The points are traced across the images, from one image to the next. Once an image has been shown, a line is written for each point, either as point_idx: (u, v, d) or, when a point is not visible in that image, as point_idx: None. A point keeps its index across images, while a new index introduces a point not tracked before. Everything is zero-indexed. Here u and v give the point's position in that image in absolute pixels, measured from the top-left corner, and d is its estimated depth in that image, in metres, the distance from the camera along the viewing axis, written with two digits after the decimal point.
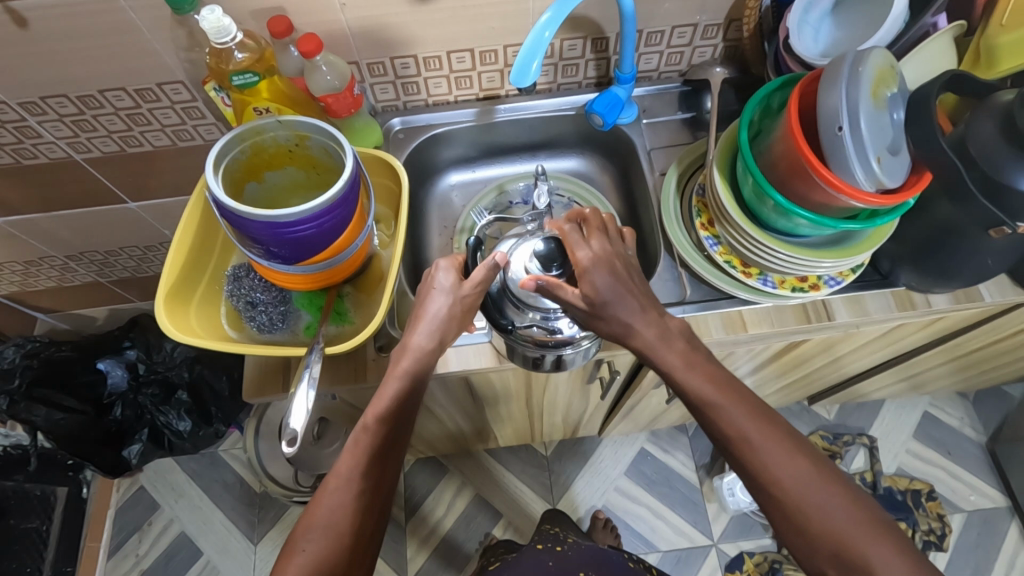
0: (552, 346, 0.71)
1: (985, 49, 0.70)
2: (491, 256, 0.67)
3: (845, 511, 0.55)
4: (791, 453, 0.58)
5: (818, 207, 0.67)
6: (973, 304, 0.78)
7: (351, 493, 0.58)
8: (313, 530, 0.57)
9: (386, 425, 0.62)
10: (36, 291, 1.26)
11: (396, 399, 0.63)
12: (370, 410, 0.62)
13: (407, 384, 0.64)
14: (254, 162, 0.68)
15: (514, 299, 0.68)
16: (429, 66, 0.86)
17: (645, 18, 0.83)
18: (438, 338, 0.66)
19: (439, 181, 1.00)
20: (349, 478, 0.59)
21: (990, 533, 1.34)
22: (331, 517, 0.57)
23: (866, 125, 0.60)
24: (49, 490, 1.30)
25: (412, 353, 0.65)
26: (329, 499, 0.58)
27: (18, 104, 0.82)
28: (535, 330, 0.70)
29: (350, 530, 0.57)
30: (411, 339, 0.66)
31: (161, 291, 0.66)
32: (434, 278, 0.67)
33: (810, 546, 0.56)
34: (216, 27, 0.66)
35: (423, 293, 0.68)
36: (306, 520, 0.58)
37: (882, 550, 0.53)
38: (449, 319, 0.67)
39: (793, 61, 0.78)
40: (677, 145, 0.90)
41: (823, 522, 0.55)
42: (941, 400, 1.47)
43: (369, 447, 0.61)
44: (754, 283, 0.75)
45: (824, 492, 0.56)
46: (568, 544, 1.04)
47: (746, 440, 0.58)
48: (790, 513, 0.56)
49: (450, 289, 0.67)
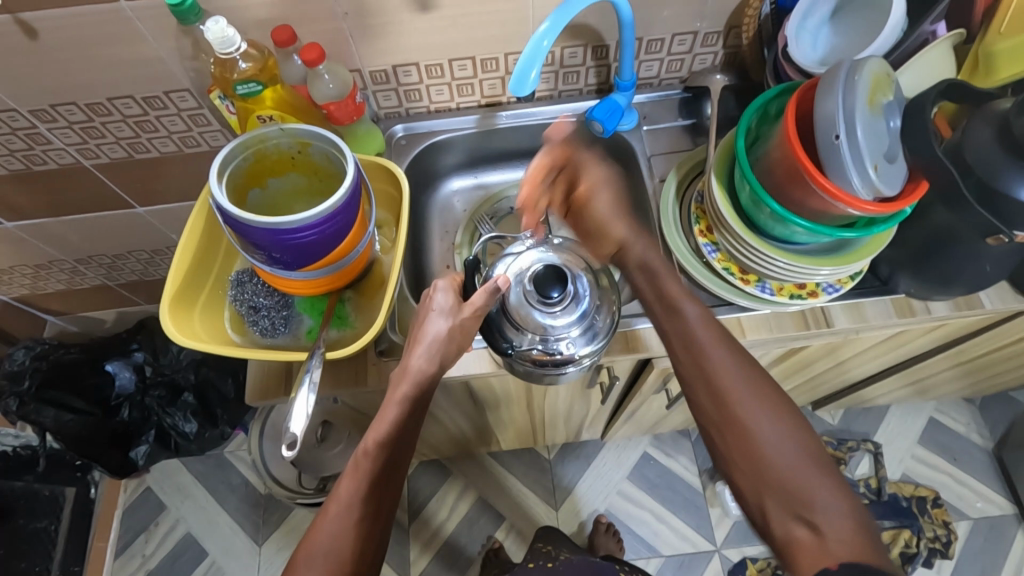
0: (552, 365, 0.72)
1: (984, 56, 0.70)
2: (492, 279, 0.71)
3: (793, 447, 0.59)
4: (769, 395, 0.62)
5: (815, 215, 0.68)
6: (973, 311, 0.78)
7: (352, 519, 0.59)
8: (314, 557, 0.57)
9: (387, 450, 0.62)
10: (46, 293, 1.28)
11: (396, 422, 0.64)
12: (369, 435, 0.63)
13: (406, 406, 0.65)
14: (256, 168, 0.69)
15: (514, 319, 0.71)
16: (430, 73, 0.87)
17: (645, 26, 0.84)
18: (438, 360, 0.67)
19: (440, 187, 1.01)
20: (351, 503, 0.60)
21: (997, 541, 1.33)
22: (332, 543, 0.58)
23: (861, 132, 0.61)
24: (57, 490, 1.31)
25: (411, 376, 0.66)
26: (330, 526, 0.58)
27: (29, 111, 0.83)
28: (535, 350, 0.71)
29: (353, 556, 0.58)
30: (409, 362, 0.66)
31: (166, 296, 0.67)
32: (433, 299, 0.68)
33: (759, 471, 0.59)
34: (221, 37, 0.67)
35: (421, 314, 0.69)
36: (307, 546, 0.58)
37: (824, 489, 0.56)
38: (448, 336, 0.67)
39: (792, 69, 0.78)
40: (677, 151, 0.91)
41: (774, 451, 0.59)
42: (946, 405, 1.46)
43: (370, 471, 0.61)
44: (752, 289, 0.76)
45: (777, 428, 0.60)
46: (559, 561, 1.06)
47: (726, 365, 0.63)
48: (745, 440, 0.60)
49: (449, 309, 0.68)
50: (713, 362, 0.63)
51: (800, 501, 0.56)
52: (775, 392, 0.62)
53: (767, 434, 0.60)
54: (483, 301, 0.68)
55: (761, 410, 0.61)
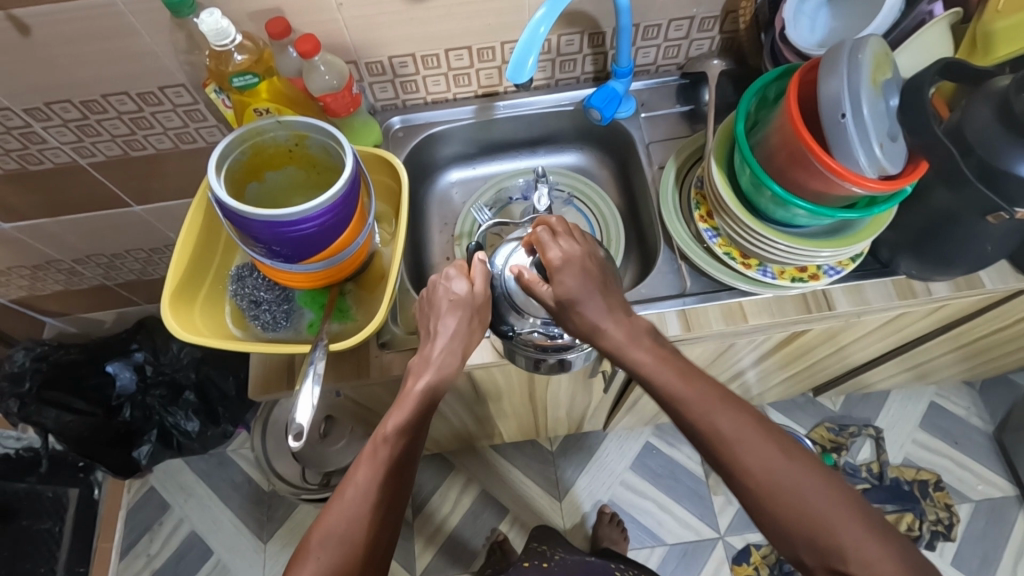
0: (553, 349, 0.73)
1: (982, 37, 0.69)
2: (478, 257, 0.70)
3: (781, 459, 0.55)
4: (749, 423, 0.57)
5: (817, 197, 0.68)
6: (974, 291, 0.78)
7: (368, 506, 0.58)
8: (327, 540, 0.56)
9: (405, 438, 0.61)
10: (44, 295, 1.27)
11: (416, 412, 0.63)
12: (388, 422, 0.62)
13: (426, 398, 0.64)
14: (254, 162, 0.69)
15: (515, 305, 0.70)
16: (427, 64, 0.87)
17: (642, 12, 0.83)
18: (460, 353, 0.67)
19: (439, 179, 1.01)
20: (368, 490, 0.58)
21: (998, 522, 1.34)
22: (346, 528, 0.56)
23: (867, 110, 0.60)
24: (61, 491, 1.31)
25: (434, 366, 0.65)
26: (345, 510, 0.57)
27: (22, 109, 0.83)
28: (536, 335, 0.71)
29: (366, 542, 0.57)
30: (430, 351, 0.66)
31: (166, 291, 0.67)
32: (448, 288, 0.68)
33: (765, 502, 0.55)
34: (216, 29, 0.67)
35: (435, 303, 0.68)
36: (319, 529, 0.57)
37: (825, 494, 0.54)
38: (466, 327, 0.67)
39: (789, 51, 0.78)
40: (676, 138, 0.91)
41: (772, 475, 0.55)
42: (947, 389, 1.47)
43: (388, 459, 0.60)
44: (754, 273, 0.76)
45: (763, 445, 0.56)
46: (553, 559, 1.06)
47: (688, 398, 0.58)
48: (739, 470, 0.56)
49: (463, 297, 0.67)
50: (683, 402, 0.58)
51: (814, 521, 0.53)
52: (766, 427, 0.57)
53: (753, 466, 0.55)
54: (486, 288, 0.68)
55: (745, 444, 0.56)
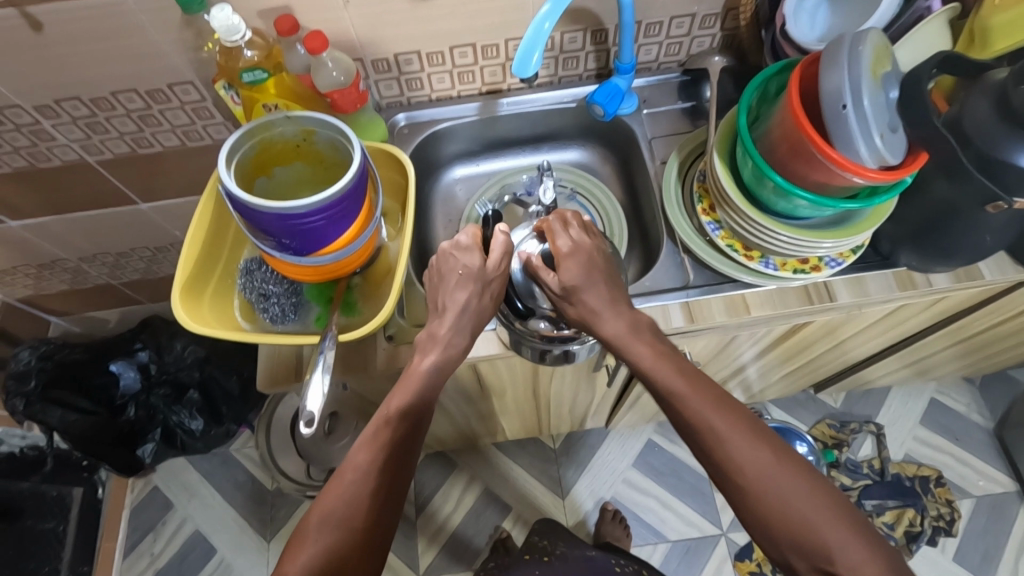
0: (558, 340, 0.74)
1: (980, 31, 0.70)
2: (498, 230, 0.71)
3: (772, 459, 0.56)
4: (741, 422, 0.58)
5: (818, 188, 0.69)
6: (974, 283, 0.79)
7: (367, 487, 0.58)
8: (327, 521, 0.56)
9: (406, 422, 0.62)
10: (49, 294, 1.28)
11: (418, 394, 0.65)
12: (390, 403, 0.64)
13: (431, 376, 0.66)
14: (262, 156, 0.70)
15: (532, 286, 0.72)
16: (431, 61, 0.88)
17: (644, 9, 0.84)
18: (467, 332, 0.68)
19: (443, 176, 1.02)
20: (368, 471, 0.59)
21: (999, 517, 1.34)
22: (345, 509, 0.57)
23: (868, 102, 0.61)
24: (65, 490, 1.32)
25: (441, 345, 0.67)
26: (345, 491, 0.58)
27: (32, 107, 0.84)
28: (543, 324, 0.73)
29: (364, 524, 0.57)
30: (438, 330, 0.68)
31: (177, 283, 0.67)
32: (460, 259, 0.69)
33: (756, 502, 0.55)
34: (227, 25, 0.68)
35: (447, 275, 0.69)
36: (319, 510, 0.57)
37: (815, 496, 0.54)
38: (476, 302, 0.68)
39: (789, 47, 0.79)
40: (678, 134, 0.92)
41: (762, 474, 0.55)
42: (947, 386, 1.48)
43: (388, 441, 0.61)
44: (756, 265, 0.77)
45: (756, 444, 0.57)
46: (556, 554, 1.06)
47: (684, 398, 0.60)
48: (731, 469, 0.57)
49: (475, 270, 0.68)
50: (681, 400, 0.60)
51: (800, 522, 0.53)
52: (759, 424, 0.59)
53: (743, 464, 0.56)
54: (498, 263, 0.69)
55: (738, 443, 0.57)
